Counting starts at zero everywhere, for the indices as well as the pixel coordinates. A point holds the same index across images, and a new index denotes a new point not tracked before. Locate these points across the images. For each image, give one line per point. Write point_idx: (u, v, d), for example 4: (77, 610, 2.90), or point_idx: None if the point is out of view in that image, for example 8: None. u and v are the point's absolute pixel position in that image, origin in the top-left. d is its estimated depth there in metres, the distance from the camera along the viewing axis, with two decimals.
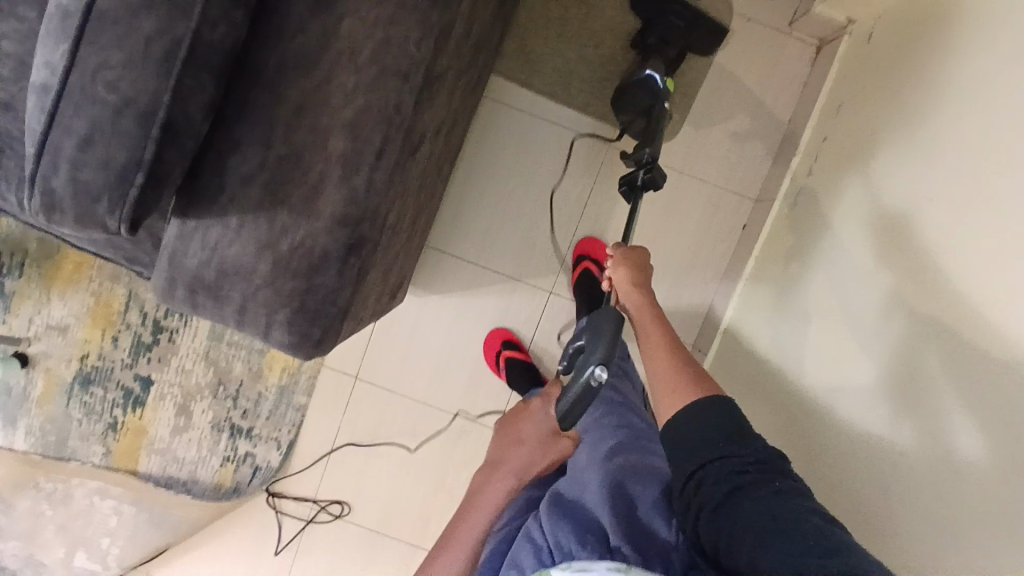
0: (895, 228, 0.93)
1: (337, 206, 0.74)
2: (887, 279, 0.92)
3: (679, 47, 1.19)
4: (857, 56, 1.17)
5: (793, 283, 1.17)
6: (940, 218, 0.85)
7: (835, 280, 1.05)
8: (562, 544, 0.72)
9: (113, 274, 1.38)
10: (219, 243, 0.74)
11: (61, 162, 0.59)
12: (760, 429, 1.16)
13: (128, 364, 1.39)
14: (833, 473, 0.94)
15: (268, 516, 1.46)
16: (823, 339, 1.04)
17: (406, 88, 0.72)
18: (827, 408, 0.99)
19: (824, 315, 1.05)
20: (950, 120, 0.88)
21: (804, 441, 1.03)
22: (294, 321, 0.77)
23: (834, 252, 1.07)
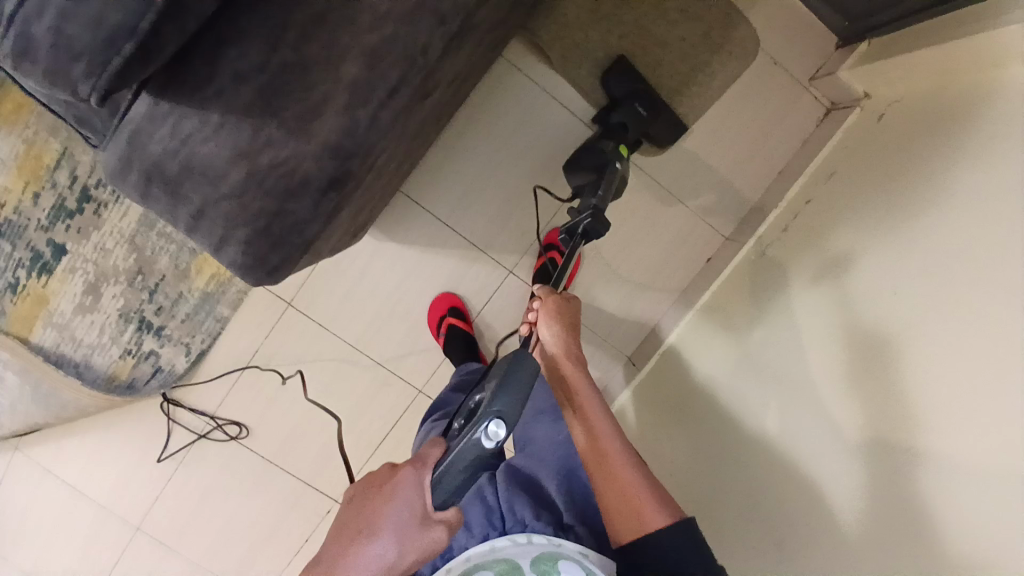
0: (863, 311, 0.99)
1: (331, 134, 0.68)
2: (863, 379, 0.94)
3: (640, 129, 1.24)
4: (861, 132, 1.21)
5: (748, 326, 1.24)
6: (906, 323, 0.91)
7: (795, 340, 1.11)
8: (516, 515, 0.87)
9: (52, 124, 1.23)
10: (191, 136, 0.67)
11: (48, 7, 0.50)
12: (684, 454, 1.25)
13: (44, 227, 1.26)
14: (763, 519, 1.03)
15: (159, 421, 1.38)
16: (773, 391, 1.11)
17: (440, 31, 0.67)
18: (763, 456, 1.08)
19: (777, 370, 1.12)
20: (938, 229, 0.92)
21: (734, 480, 1.12)
22: (252, 243, 0.71)
23: (797, 315, 1.13)
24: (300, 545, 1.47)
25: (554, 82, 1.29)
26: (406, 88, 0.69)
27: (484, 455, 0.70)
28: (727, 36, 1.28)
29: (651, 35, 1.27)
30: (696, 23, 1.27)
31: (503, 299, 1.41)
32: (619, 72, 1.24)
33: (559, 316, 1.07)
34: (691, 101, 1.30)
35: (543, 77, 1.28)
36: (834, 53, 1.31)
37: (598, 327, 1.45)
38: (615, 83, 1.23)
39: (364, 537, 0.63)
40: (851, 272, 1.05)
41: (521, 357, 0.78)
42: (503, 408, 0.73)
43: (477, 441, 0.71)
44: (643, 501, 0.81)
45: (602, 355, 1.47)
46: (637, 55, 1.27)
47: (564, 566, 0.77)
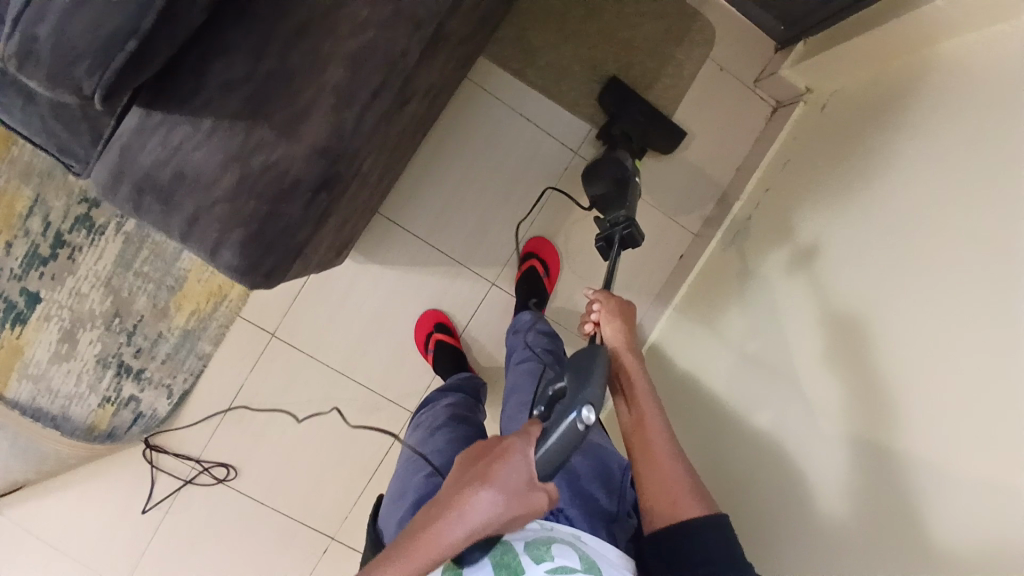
0: (840, 295, 1.02)
1: (320, 136, 0.70)
2: (848, 360, 0.96)
3: (640, 140, 1.36)
4: (808, 123, 1.31)
5: (732, 311, 1.27)
6: (881, 308, 0.93)
7: (778, 334, 1.14)
8: None
9: (22, 172, 1.23)
10: (183, 144, 0.68)
11: (48, 13, 0.52)
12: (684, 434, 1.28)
13: (17, 276, 1.25)
14: (758, 496, 1.06)
15: (142, 469, 1.33)
16: (764, 388, 1.12)
17: (420, 32, 0.71)
18: (760, 452, 1.08)
19: (768, 362, 1.14)
20: (894, 194, 0.99)
21: (729, 462, 1.14)
22: (246, 246, 0.72)
23: (781, 301, 1.16)
24: None
25: (520, 100, 1.36)
26: (391, 87, 0.72)
27: (579, 434, 0.77)
28: (675, 47, 1.38)
29: (607, 50, 1.36)
30: (647, 38, 1.37)
31: (488, 312, 1.43)
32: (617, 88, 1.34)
33: (620, 314, 1.10)
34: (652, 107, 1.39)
35: (509, 95, 1.35)
36: (774, 56, 1.42)
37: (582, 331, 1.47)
38: (612, 98, 1.33)
39: (481, 483, 0.63)
40: (825, 261, 1.09)
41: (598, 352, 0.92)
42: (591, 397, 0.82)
43: (574, 422, 0.77)
44: (684, 495, 0.86)
45: None
46: (594, 69, 1.36)
47: (557, 548, 0.74)
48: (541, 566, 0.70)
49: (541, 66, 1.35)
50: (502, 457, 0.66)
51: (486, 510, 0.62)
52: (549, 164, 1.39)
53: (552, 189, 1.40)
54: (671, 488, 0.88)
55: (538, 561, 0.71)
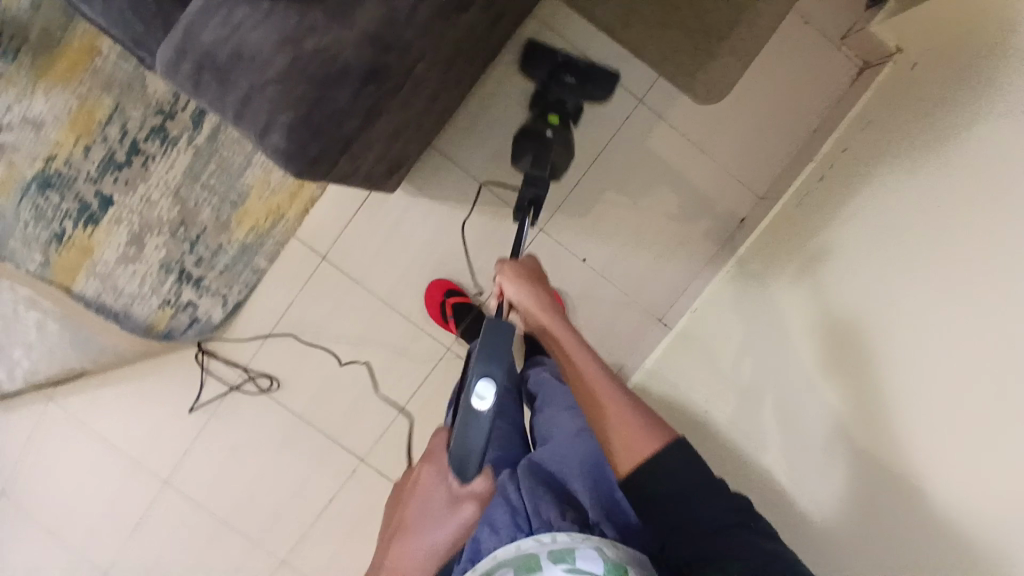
0: (890, 297, 0.96)
1: (372, 23, 0.70)
2: (861, 351, 0.99)
3: (575, 99, 1.30)
4: (894, 84, 1.20)
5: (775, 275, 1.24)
6: (917, 298, 0.92)
7: (820, 322, 1.08)
8: (545, 516, 0.81)
9: (104, 82, 1.31)
10: (242, 24, 0.70)
11: None
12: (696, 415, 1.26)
13: (93, 179, 1.33)
14: (783, 479, 1.07)
15: (194, 372, 1.42)
16: (794, 383, 1.09)
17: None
18: (785, 446, 1.08)
19: (801, 351, 1.10)
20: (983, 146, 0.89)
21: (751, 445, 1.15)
22: (294, 129, 0.74)
23: (827, 282, 1.10)
24: (326, 505, 1.47)
25: (587, 40, 1.31)
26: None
27: (483, 415, 0.83)
28: None
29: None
30: None
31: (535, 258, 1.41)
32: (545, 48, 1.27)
33: (525, 275, 1.02)
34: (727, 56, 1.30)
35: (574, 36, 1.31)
36: (864, 14, 1.30)
37: (628, 287, 1.44)
38: (536, 63, 1.28)
39: (403, 533, 0.79)
40: (875, 251, 1.02)
41: (501, 324, 0.87)
42: (493, 369, 0.85)
43: (472, 403, 0.83)
44: (639, 435, 0.80)
45: (633, 317, 1.45)
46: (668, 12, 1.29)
47: (580, 553, 0.74)
48: (559, 568, 0.72)
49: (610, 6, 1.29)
50: (415, 495, 0.81)
51: (415, 553, 0.77)
52: (611, 111, 1.35)
53: (613, 136, 1.36)
54: (626, 429, 0.81)
55: (557, 565, 0.73)
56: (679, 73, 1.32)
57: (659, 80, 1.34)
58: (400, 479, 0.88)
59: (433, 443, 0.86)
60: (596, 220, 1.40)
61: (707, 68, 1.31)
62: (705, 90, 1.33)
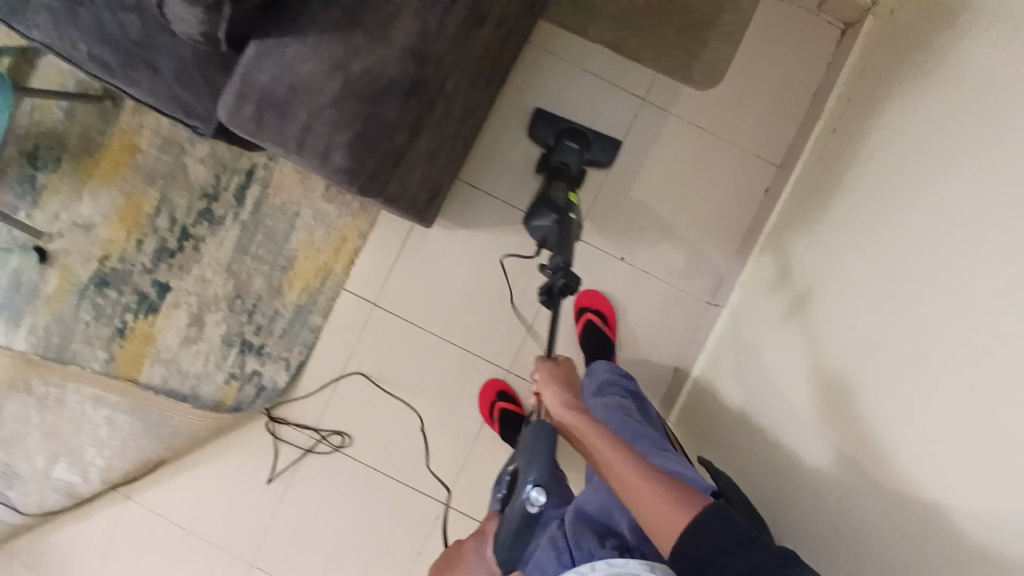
0: (882, 310, 0.95)
1: (408, 39, 0.78)
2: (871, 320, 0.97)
3: (581, 164, 1.35)
4: (880, 32, 1.27)
5: (782, 288, 1.25)
6: (911, 289, 0.90)
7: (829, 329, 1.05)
8: (583, 547, 0.87)
9: (146, 177, 1.42)
10: (295, 61, 0.78)
11: None
12: (735, 451, 1.24)
13: (148, 269, 1.42)
14: (805, 506, 1.00)
15: (265, 442, 1.43)
16: (804, 425, 1.05)
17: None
18: (804, 448, 1.03)
19: (805, 397, 1.06)
20: (958, 104, 0.93)
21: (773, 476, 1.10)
22: (354, 146, 0.81)
23: (823, 325, 1.08)
24: (414, 557, 1.43)
25: (585, 57, 1.42)
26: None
27: (531, 519, 0.77)
28: None
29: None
30: None
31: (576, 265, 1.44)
32: (543, 120, 1.39)
33: (556, 378, 1.06)
34: (715, 44, 1.40)
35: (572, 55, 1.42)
36: None
37: (671, 277, 1.45)
38: (542, 129, 1.38)
39: None
40: (857, 277, 1.04)
41: (542, 424, 0.86)
42: (539, 475, 0.79)
43: (523, 506, 0.78)
44: (671, 508, 0.77)
45: (683, 306, 1.46)
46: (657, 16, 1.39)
47: None
48: None
49: (601, 21, 1.40)
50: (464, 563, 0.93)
51: None
52: (619, 116, 1.43)
53: (625, 136, 1.43)
54: (656, 503, 0.78)
55: None
56: (675, 68, 1.42)
57: (656, 78, 1.43)
58: (458, 541, 1.01)
59: (485, 524, 0.96)
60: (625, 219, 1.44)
61: (700, 60, 1.41)
62: (701, 80, 1.42)
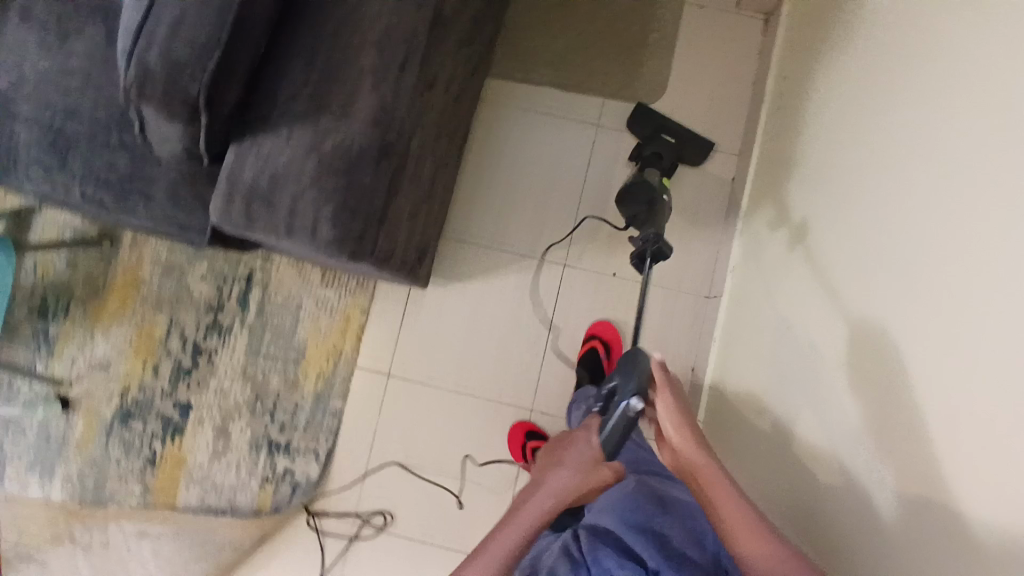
0: (865, 222, 0.89)
1: (370, 112, 0.85)
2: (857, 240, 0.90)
3: (673, 154, 1.42)
4: (800, 10, 1.36)
5: (778, 232, 1.22)
6: (887, 193, 0.84)
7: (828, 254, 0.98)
8: (601, 563, 0.79)
9: (154, 306, 1.48)
10: (273, 153, 0.84)
11: (156, 38, 0.72)
12: (752, 418, 1.16)
13: (169, 392, 1.45)
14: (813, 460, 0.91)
15: (310, 538, 1.41)
16: (814, 378, 0.96)
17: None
18: (814, 391, 0.95)
19: (814, 329, 0.99)
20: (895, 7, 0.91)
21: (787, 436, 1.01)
22: (338, 216, 0.85)
23: (819, 261, 1.01)
24: None
25: (536, 101, 1.51)
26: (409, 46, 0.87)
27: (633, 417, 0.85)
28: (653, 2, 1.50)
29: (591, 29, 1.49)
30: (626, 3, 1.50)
31: (574, 291, 1.47)
32: (648, 111, 1.46)
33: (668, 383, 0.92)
34: (653, 60, 1.51)
35: (524, 102, 1.51)
36: None
37: (667, 282, 1.49)
38: (638, 124, 1.46)
39: (558, 465, 0.85)
40: (834, 238, 0.97)
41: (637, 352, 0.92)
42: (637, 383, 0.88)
43: (626, 407, 0.86)
44: (765, 544, 0.71)
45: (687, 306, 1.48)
46: (592, 49, 1.50)
47: None
48: None
49: (543, 66, 1.51)
50: (568, 442, 0.89)
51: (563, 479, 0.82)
52: (580, 145, 1.51)
53: (589, 162, 1.50)
54: (746, 527, 0.73)
55: None
56: (621, 90, 1.51)
57: (605, 102, 1.51)
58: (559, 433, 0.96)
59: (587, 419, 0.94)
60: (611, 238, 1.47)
61: (641, 79, 1.51)
62: (645, 95, 1.51)
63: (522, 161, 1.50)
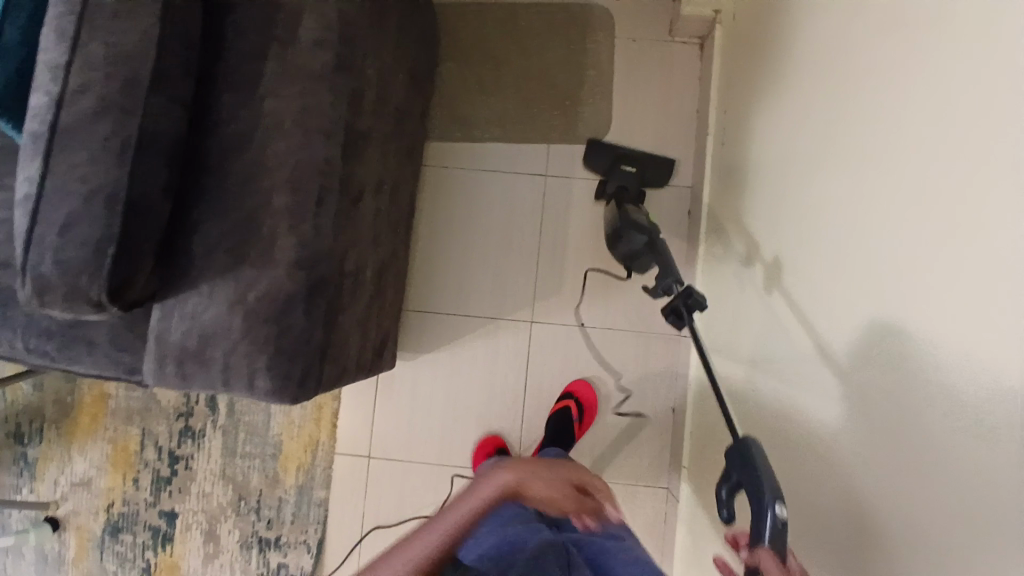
0: (831, 210, 0.82)
1: (291, 253, 0.82)
2: (826, 229, 0.83)
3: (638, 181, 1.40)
4: (732, 35, 1.32)
5: (747, 232, 1.15)
6: (850, 177, 0.77)
7: (799, 247, 0.92)
8: None
9: (124, 418, 1.46)
10: (197, 311, 0.82)
11: (47, 248, 0.70)
12: (737, 434, 1.09)
13: (152, 502, 1.44)
14: (801, 484, 0.84)
15: None
16: (798, 385, 0.89)
17: (326, 125, 0.85)
18: (798, 399, 0.88)
19: (795, 327, 0.92)
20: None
21: (774, 452, 0.94)
22: (274, 365, 0.82)
23: (790, 256, 0.94)
24: None
25: (479, 158, 1.50)
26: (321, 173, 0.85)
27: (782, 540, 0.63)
28: (583, 44, 1.49)
29: (522, 82, 1.50)
30: (557, 49, 1.49)
31: (542, 348, 1.46)
32: (600, 144, 1.43)
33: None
34: (593, 100, 1.49)
35: (468, 161, 1.50)
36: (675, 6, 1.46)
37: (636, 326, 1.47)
38: (596, 156, 1.43)
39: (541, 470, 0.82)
40: (813, 237, 0.87)
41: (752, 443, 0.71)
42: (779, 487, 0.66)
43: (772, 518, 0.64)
44: None
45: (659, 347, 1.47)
46: (529, 100, 1.50)
47: None
48: None
49: (482, 123, 1.50)
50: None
51: None
52: (531, 196, 1.48)
53: (542, 213, 1.48)
54: None
55: None
56: (564, 135, 1.48)
57: (551, 148, 1.49)
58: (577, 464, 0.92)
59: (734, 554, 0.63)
60: (573, 286, 1.46)
61: (581, 120, 1.48)
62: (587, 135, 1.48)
63: (474, 220, 1.49)
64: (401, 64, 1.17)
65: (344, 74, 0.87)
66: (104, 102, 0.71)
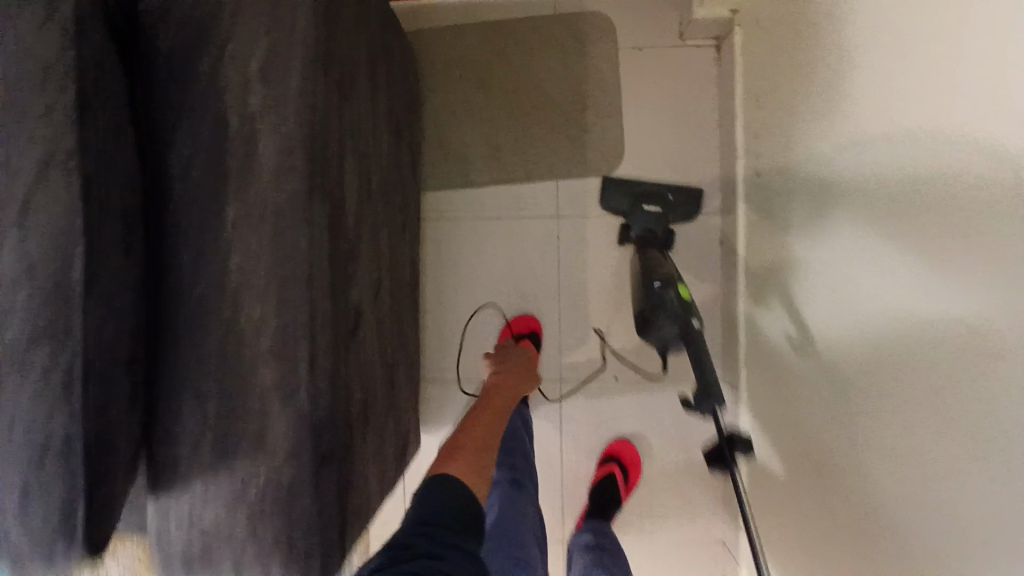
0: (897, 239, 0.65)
1: (288, 435, 0.71)
2: (887, 260, 0.67)
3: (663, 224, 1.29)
4: (751, 40, 1.15)
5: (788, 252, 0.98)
6: (924, 201, 0.60)
7: (856, 279, 0.75)
8: None
9: None
10: (194, 514, 0.73)
11: (13, 514, 0.61)
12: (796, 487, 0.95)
13: None
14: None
15: None
16: (864, 452, 0.74)
17: (300, 252, 0.71)
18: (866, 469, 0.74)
19: (854, 375, 0.76)
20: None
21: (842, 519, 0.80)
22: (290, 565, 0.72)
23: (846, 288, 0.78)
24: None
25: (481, 202, 1.39)
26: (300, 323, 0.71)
27: None
28: (581, 57, 1.34)
29: (516, 105, 1.35)
30: (552, 67, 1.34)
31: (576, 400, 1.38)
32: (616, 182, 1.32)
33: None
34: (597, 123, 1.34)
35: (469, 207, 1.39)
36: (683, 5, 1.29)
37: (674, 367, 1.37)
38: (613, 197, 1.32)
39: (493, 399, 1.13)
40: (872, 269, 0.71)
41: None
42: None
43: None
44: None
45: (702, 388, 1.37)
46: (527, 129, 1.36)
47: None
48: None
49: (479, 162, 1.37)
50: None
51: None
52: (542, 238, 1.38)
53: (557, 261, 1.39)
54: None
55: None
56: (570, 168, 1.36)
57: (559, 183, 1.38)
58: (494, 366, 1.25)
59: None
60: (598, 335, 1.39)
61: (587, 143, 1.34)
62: (594, 161, 1.35)
63: (485, 271, 1.39)
64: (383, 135, 1.02)
65: (321, 196, 0.72)
66: (33, 338, 0.59)
